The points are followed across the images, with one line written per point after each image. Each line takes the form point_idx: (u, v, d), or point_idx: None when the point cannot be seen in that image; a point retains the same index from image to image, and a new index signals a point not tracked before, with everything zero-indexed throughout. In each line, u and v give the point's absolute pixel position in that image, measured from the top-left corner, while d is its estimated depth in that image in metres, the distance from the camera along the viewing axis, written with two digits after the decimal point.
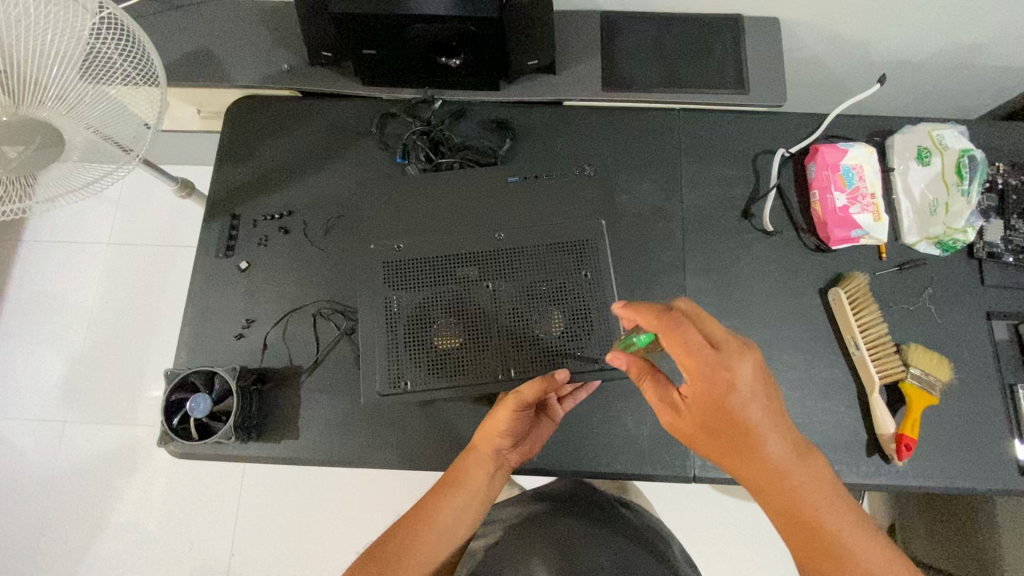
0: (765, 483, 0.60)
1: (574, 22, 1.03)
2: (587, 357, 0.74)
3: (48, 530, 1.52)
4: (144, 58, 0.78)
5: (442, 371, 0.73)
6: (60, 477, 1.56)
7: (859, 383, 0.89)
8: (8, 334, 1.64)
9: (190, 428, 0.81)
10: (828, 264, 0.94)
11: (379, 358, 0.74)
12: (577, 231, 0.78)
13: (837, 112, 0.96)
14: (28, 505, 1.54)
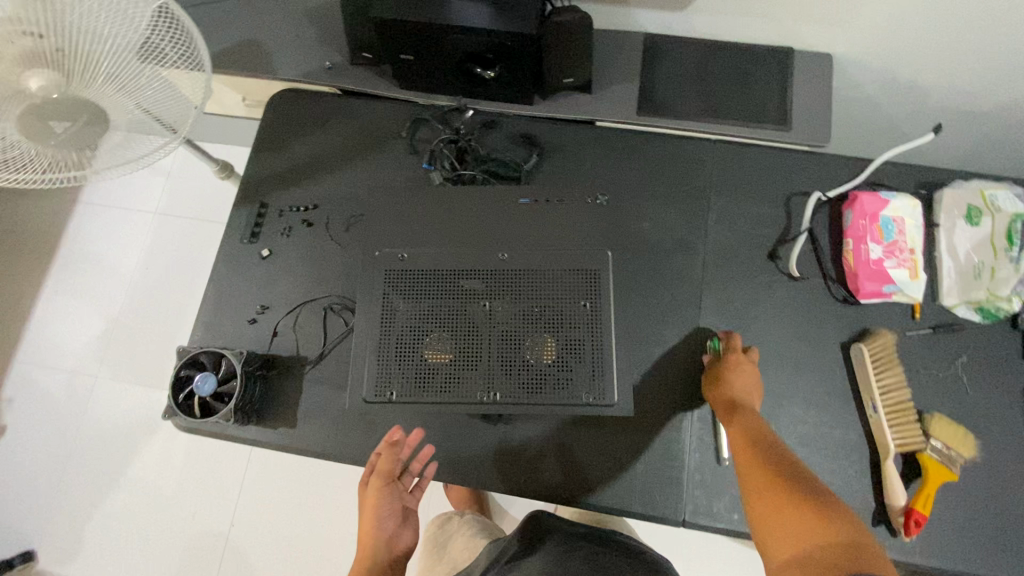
0: (772, 519, 0.62)
1: (616, 42, 1.02)
2: (576, 390, 0.73)
3: (68, 479, 1.61)
4: (191, 44, 0.84)
5: (427, 388, 0.73)
6: (86, 430, 1.64)
7: (873, 448, 0.84)
8: (55, 288, 1.74)
9: (194, 406, 0.83)
10: (855, 318, 0.89)
11: (368, 364, 0.74)
12: (582, 259, 0.77)
13: (882, 158, 0.91)
14: (54, 453, 1.63)
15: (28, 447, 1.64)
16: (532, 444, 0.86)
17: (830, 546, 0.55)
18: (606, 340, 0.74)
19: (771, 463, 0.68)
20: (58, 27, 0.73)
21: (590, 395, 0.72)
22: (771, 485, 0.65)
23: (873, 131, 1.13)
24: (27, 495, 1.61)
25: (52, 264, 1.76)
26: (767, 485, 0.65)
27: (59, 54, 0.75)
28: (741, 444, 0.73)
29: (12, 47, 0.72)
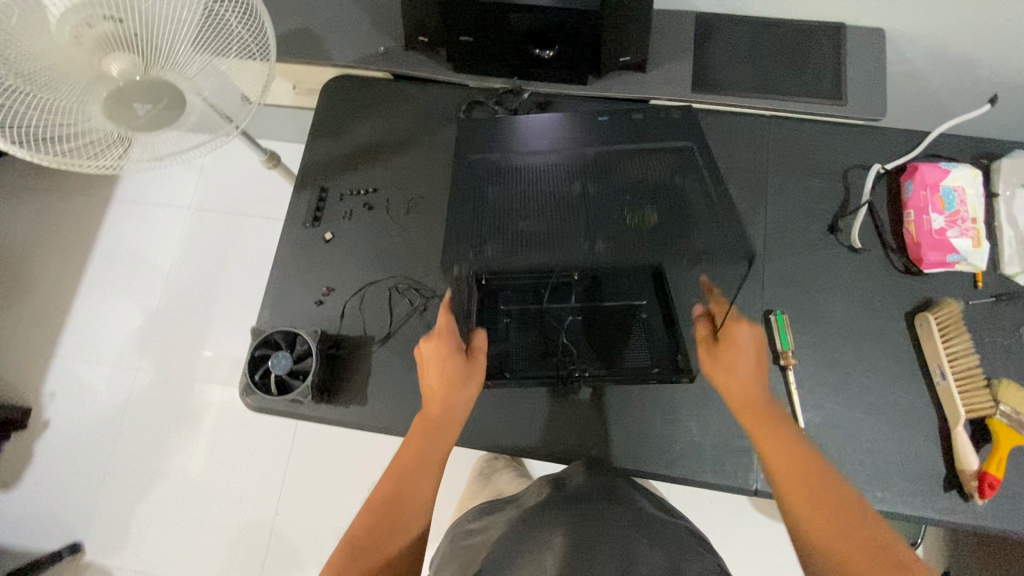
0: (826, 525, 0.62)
1: (668, 20, 1.03)
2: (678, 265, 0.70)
3: (112, 471, 1.63)
4: (257, 25, 0.82)
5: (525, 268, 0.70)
6: (128, 423, 1.66)
7: (941, 415, 0.85)
8: (93, 283, 1.76)
9: (271, 383, 0.85)
10: (917, 288, 0.90)
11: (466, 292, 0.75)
12: (676, 135, 0.83)
13: (940, 129, 0.92)
14: (98, 445, 1.65)
15: (72, 441, 1.65)
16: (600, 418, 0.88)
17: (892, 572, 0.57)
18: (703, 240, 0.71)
19: (815, 466, 0.67)
20: (132, 8, 0.74)
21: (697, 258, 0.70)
22: (823, 492, 0.64)
23: (920, 107, 1.14)
24: (72, 487, 1.62)
25: (89, 260, 1.78)
26: (817, 489, 0.65)
27: (134, 38, 0.76)
28: (762, 428, 0.72)
29: (91, 30, 0.74)
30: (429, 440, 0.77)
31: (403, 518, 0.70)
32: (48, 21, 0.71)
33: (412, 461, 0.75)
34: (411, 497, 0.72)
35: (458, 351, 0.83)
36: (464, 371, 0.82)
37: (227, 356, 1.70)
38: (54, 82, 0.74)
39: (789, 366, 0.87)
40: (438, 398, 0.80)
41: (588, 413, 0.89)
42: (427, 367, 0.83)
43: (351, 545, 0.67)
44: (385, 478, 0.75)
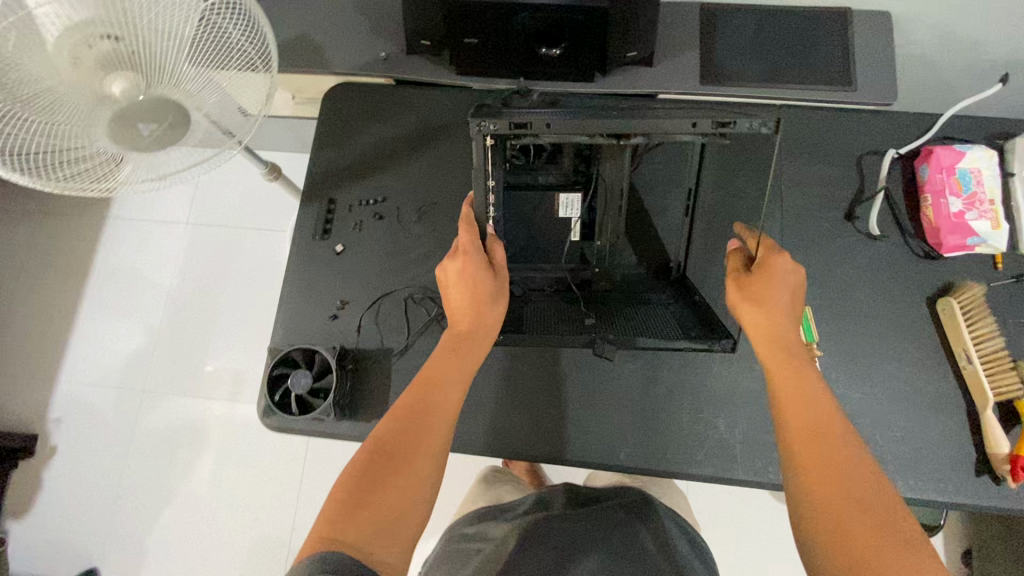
0: (827, 482, 0.60)
1: (672, 12, 1.01)
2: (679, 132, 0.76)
3: (123, 495, 1.61)
4: (257, 41, 0.82)
5: (540, 124, 0.74)
6: (137, 445, 1.64)
7: (968, 399, 0.85)
8: (93, 305, 1.73)
9: (291, 404, 0.83)
10: (937, 272, 0.90)
11: (482, 173, 0.79)
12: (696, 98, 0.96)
13: (953, 111, 0.91)
14: (107, 469, 1.63)
15: (80, 466, 1.63)
16: (629, 420, 0.87)
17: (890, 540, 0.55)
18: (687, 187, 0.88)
19: (833, 420, 0.65)
20: (131, 26, 0.71)
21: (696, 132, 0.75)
22: (835, 448, 0.62)
23: (927, 89, 1.13)
24: (84, 513, 1.60)
25: (87, 282, 1.75)
26: (832, 443, 0.62)
27: (134, 56, 0.73)
28: (785, 361, 0.71)
29: (89, 50, 0.70)
30: (457, 354, 0.76)
31: (429, 429, 0.68)
32: (44, 44, 0.68)
33: (433, 380, 0.72)
34: (436, 409, 0.70)
35: (484, 265, 0.81)
36: (492, 286, 0.81)
37: (234, 369, 1.68)
38: (54, 106, 0.72)
39: (814, 359, 0.86)
40: (467, 310, 0.80)
41: (613, 416, 0.87)
42: (452, 286, 0.82)
43: (374, 453, 0.64)
44: (408, 392, 0.72)
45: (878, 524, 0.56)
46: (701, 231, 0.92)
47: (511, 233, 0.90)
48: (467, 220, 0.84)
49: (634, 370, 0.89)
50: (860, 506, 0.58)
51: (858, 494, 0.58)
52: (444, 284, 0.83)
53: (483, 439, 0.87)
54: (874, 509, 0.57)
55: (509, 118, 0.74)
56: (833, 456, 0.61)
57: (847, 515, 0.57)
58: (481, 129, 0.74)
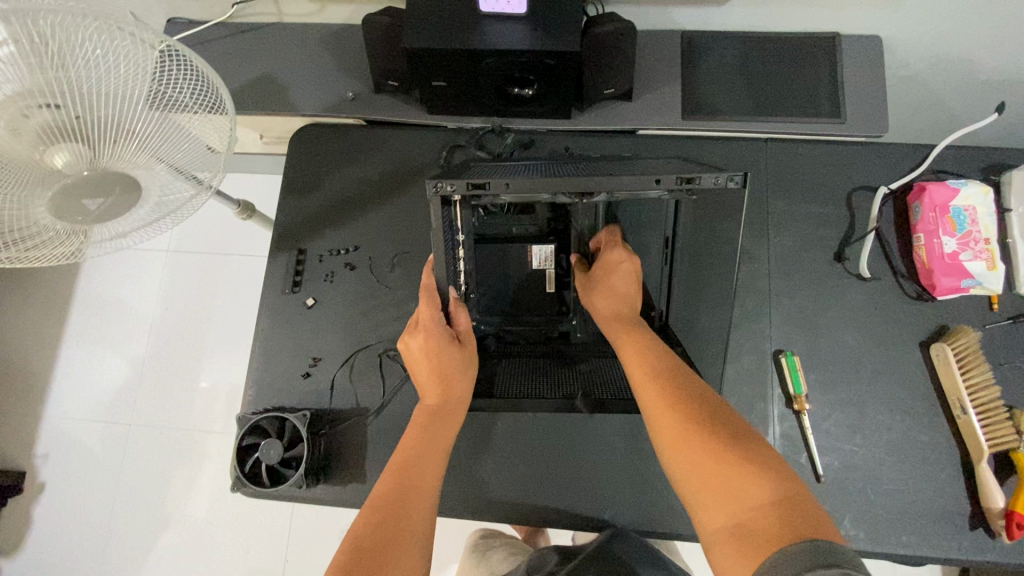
0: (695, 479, 0.59)
1: (651, 42, 0.96)
2: (645, 189, 0.71)
3: (110, 540, 1.50)
4: (206, 84, 0.79)
5: (499, 184, 0.67)
6: (124, 487, 1.52)
7: (963, 448, 0.82)
8: None
9: (262, 474, 0.81)
10: (930, 315, 0.87)
11: (441, 238, 0.73)
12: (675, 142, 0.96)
13: (946, 145, 0.87)
14: (93, 515, 1.51)
15: (64, 511, 1.51)
16: (615, 478, 0.84)
17: (764, 512, 0.52)
18: (665, 235, 0.83)
19: (671, 405, 0.65)
20: (73, 94, 0.67)
21: (661, 189, 0.70)
22: (683, 434, 0.62)
23: (922, 114, 1.08)
24: (70, 561, 1.50)
25: None
26: (677, 432, 0.62)
27: (78, 124, 0.69)
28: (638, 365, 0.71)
29: (28, 121, 0.66)
30: (431, 430, 0.73)
31: (409, 514, 0.63)
32: None
33: (406, 461, 0.69)
34: (415, 490, 0.66)
35: (449, 338, 0.78)
36: (460, 360, 0.78)
37: (229, 382, 1.56)
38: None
39: (802, 412, 0.83)
40: (434, 387, 0.77)
41: (597, 474, 0.84)
42: (417, 361, 0.79)
43: (355, 553, 0.57)
44: (384, 477, 0.67)
45: (747, 498, 0.54)
46: (685, 280, 0.85)
47: (483, 283, 0.85)
48: (427, 291, 0.78)
49: (618, 425, 0.85)
50: (728, 488, 0.56)
51: (720, 475, 0.57)
52: (409, 360, 0.80)
53: (462, 501, 0.84)
54: (741, 486, 0.55)
55: (466, 179, 0.67)
56: (684, 444, 0.61)
57: (720, 505, 0.56)
58: (438, 192, 0.67)
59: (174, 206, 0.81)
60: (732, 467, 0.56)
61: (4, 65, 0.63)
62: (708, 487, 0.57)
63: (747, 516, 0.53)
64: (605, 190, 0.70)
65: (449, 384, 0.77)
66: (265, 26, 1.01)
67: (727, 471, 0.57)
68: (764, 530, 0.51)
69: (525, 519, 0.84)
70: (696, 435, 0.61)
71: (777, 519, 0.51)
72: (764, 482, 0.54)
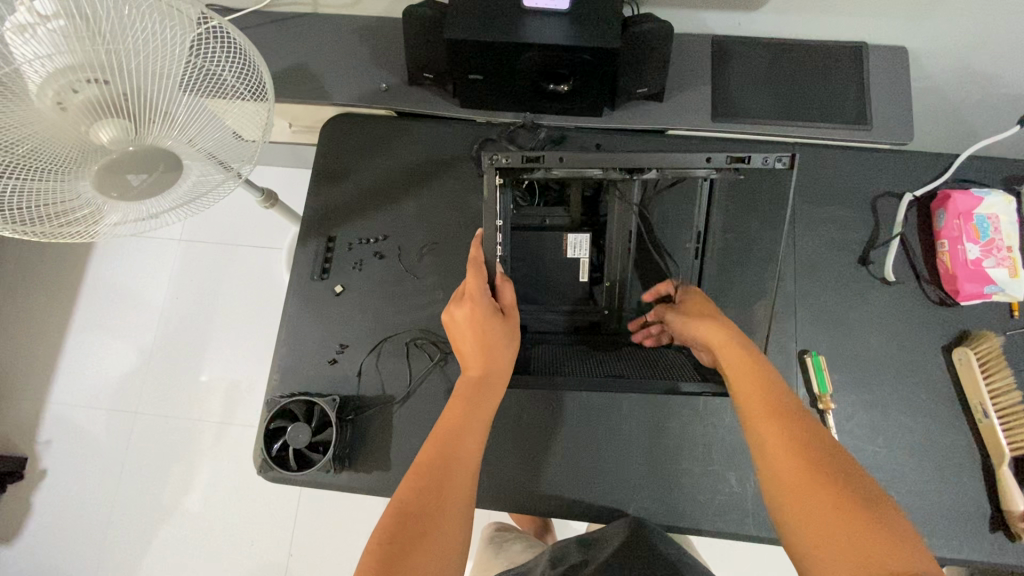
0: (810, 492, 0.55)
1: (682, 45, 0.97)
2: (693, 168, 0.76)
3: (111, 531, 1.45)
4: (250, 70, 0.78)
5: (552, 156, 0.74)
6: (123, 479, 1.47)
7: (984, 453, 0.83)
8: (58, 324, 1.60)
9: (290, 457, 0.80)
10: (952, 320, 0.88)
11: (491, 207, 0.78)
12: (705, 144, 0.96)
13: (971, 154, 0.89)
14: (91, 507, 1.46)
15: (65, 500, 1.47)
16: (642, 472, 0.84)
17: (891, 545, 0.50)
18: (698, 229, 0.84)
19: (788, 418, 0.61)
20: (119, 70, 0.67)
21: (711, 167, 0.76)
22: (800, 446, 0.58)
23: (941, 126, 1.10)
24: (69, 551, 1.45)
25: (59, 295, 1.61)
26: (793, 443, 0.59)
27: (123, 101, 0.69)
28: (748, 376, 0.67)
29: (76, 96, 0.66)
30: (474, 401, 0.71)
31: (452, 480, 0.63)
32: (28, 90, 0.65)
33: (450, 432, 0.67)
34: (456, 462, 0.65)
35: (494, 310, 0.78)
36: (502, 331, 0.77)
37: (227, 378, 1.52)
38: (39, 152, 0.68)
39: (827, 411, 0.84)
40: (477, 358, 0.75)
41: (623, 467, 0.84)
42: (461, 332, 0.77)
43: (399, 516, 0.58)
44: (428, 442, 0.67)
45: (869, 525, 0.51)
46: (714, 276, 0.86)
47: (516, 271, 0.85)
48: (475, 262, 0.79)
49: (644, 420, 0.86)
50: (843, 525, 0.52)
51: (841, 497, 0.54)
52: (452, 331, 0.78)
53: (486, 492, 0.84)
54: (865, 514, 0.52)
55: (520, 152, 0.74)
56: (801, 461, 0.57)
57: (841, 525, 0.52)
58: (492, 164, 0.75)
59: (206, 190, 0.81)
60: (851, 494, 0.54)
61: (56, 39, 0.64)
62: (830, 507, 0.53)
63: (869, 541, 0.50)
64: (652, 167, 0.76)
65: (492, 357, 0.76)
66: (300, 16, 1.02)
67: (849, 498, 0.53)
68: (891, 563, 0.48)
69: (549, 510, 0.84)
70: (818, 456, 0.57)
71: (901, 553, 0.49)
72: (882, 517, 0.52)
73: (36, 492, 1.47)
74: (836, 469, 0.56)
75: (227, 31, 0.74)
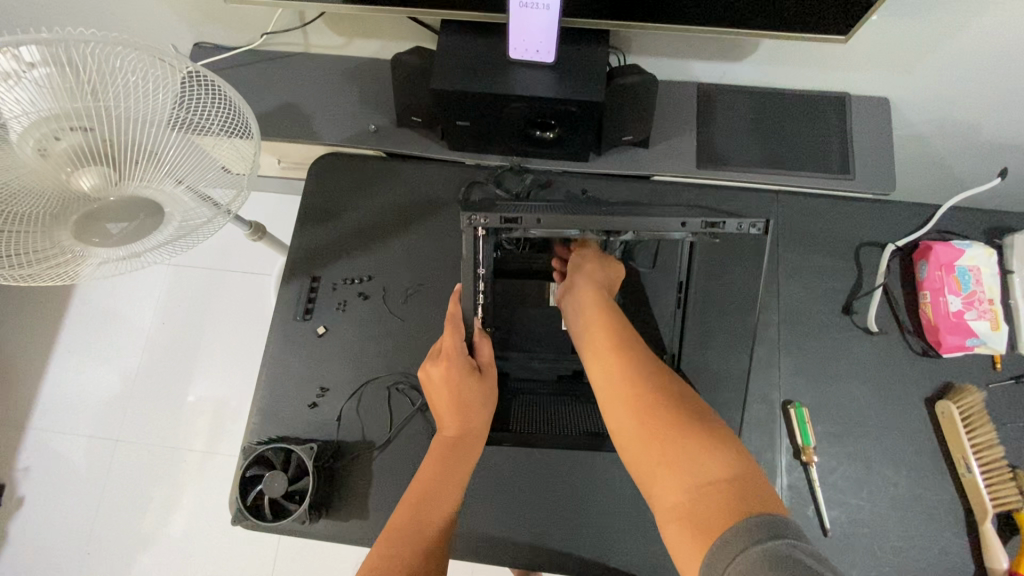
0: (649, 455, 0.61)
1: (668, 92, 0.98)
2: (670, 232, 0.73)
3: (86, 564, 1.39)
4: (235, 113, 0.77)
5: (530, 220, 0.71)
6: (98, 512, 1.41)
7: (967, 508, 0.83)
8: (22, 345, 1.51)
9: (265, 508, 0.80)
10: (936, 372, 0.88)
11: (470, 266, 0.76)
12: (690, 192, 0.97)
13: (952, 206, 0.89)
14: (61, 542, 1.40)
15: (38, 532, 1.40)
16: (623, 523, 0.83)
17: (715, 487, 0.55)
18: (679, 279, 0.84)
19: (629, 386, 0.67)
20: (104, 118, 0.67)
21: (686, 231, 0.73)
22: (640, 414, 0.64)
23: (925, 174, 1.11)
24: None
25: (28, 317, 1.52)
26: (632, 412, 0.65)
27: (107, 148, 0.69)
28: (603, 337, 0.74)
29: (58, 144, 0.67)
30: (450, 463, 0.72)
31: (422, 548, 0.63)
32: (10, 137, 0.65)
33: (424, 494, 0.69)
34: (430, 526, 0.66)
35: (471, 370, 0.77)
36: (479, 390, 0.77)
37: (215, 399, 1.48)
38: (16, 197, 0.67)
39: (811, 463, 0.83)
40: (452, 418, 0.75)
41: (604, 518, 0.83)
42: (437, 391, 0.78)
43: None
44: (400, 509, 0.68)
45: (697, 473, 0.57)
46: (697, 326, 0.86)
47: (499, 317, 0.85)
48: (453, 320, 0.79)
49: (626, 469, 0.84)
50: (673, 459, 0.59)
51: (672, 452, 0.59)
52: (428, 388, 0.78)
53: (465, 543, 0.82)
54: (694, 462, 0.58)
55: (499, 213, 0.71)
56: (641, 429, 0.63)
57: (674, 478, 0.58)
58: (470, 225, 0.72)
59: (193, 230, 0.78)
60: (686, 443, 0.59)
61: (39, 88, 0.64)
62: (666, 464, 0.59)
63: (697, 488, 0.56)
64: (628, 230, 0.73)
65: (467, 416, 0.76)
66: (291, 56, 1.03)
67: (680, 450, 0.59)
68: (712, 506, 0.54)
69: (529, 563, 0.82)
70: (657, 417, 0.63)
71: (726, 493, 0.54)
72: (713, 459, 0.57)
73: (7, 524, 1.41)
74: (673, 423, 0.62)
75: (209, 75, 0.72)
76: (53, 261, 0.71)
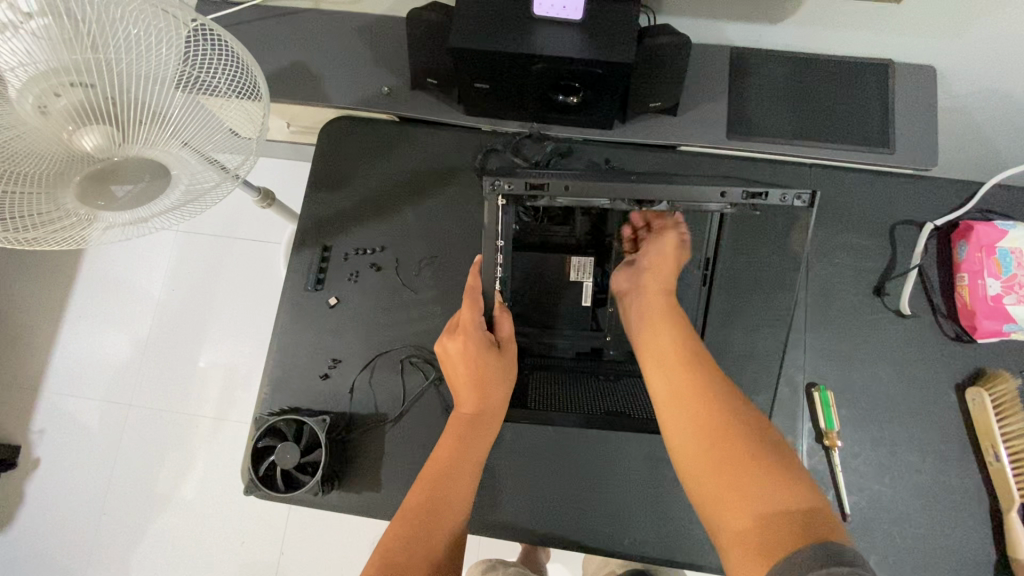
0: (713, 477, 0.59)
1: (698, 56, 0.93)
2: (706, 200, 0.69)
3: (101, 525, 1.41)
4: (245, 73, 0.74)
5: (558, 184, 0.67)
6: (111, 475, 1.43)
7: (991, 496, 0.80)
8: (31, 306, 1.50)
9: (278, 479, 0.79)
10: (967, 358, 0.85)
11: (493, 233, 0.72)
12: (719, 168, 0.92)
13: (996, 183, 0.85)
14: (74, 504, 1.42)
15: (53, 492, 1.43)
16: (639, 501, 0.82)
17: (788, 520, 0.52)
18: (706, 254, 0.82)
19: (700, 404, 0.64)
20: (107, 74, 0.62)
21: (725, 200, 0.69)
22: (711, 436, 0.61)
23: (966, 149, 1.06)
24: (50, 548, 1.41)
25: (35, 281, 1.51)
26: (703, 431, 0.62)
27: (110, 107, 0.64)
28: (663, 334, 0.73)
29: (58, 101, 0.62)
30: (466, 441, 0.71)
31: (439, 528, 0.63)
32: (9, 93, 0.61)
33: (439, 474, 0.67)
34: (447, 506, 0.65)
35: (488, 346, 0.76)
36: (496, 367, 0.76)
37: (226, 364, 1.48)
38: (16, 158, 0.63)
39: (833, 448, 0.81)
40: (473, 391, 0.74)
41: (619, 494, 0.82)
42: (453, 365, 0.76)
43: (384, 560, 0.59)
44: (416, 487, 0.67)
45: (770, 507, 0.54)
46: (721, 302, 0.83)
47: (517, 291, 0.83)
48: (472, 294, 0.77)
49: (642, 448, 0.83)
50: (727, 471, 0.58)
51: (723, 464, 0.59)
52: (444, 362, 0.76)
53: (478, 518, 0.82)
54: (764, 492, 0.55)
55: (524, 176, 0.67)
56: (705, 446, 0.61)
57: (736, 499, 0.56)
58: (495, 188, 0.68)
59: (202, 194, 0.76)
60: (752, 467, 0.57)
61: (38, 40, 0.59)
62: (730, 488, 0.57)
63: (766, 521, 0.53)
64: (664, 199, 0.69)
65: (487, 390, 0.75)
66: (301, 12, 0.98)
67: (750, 476, 0.56)
68: (782, 540, 0.50)
69: (542, 538, 0.81)
70: (730, 446, 0.60)
71: (797, 525, 0.51)
72: (787, 491, 0.54)
73: (25, 483, 1.43)
74: (742, 448, 0.59)
75: (215, 30, 0.69)
76: (61, 221, 0.68)
